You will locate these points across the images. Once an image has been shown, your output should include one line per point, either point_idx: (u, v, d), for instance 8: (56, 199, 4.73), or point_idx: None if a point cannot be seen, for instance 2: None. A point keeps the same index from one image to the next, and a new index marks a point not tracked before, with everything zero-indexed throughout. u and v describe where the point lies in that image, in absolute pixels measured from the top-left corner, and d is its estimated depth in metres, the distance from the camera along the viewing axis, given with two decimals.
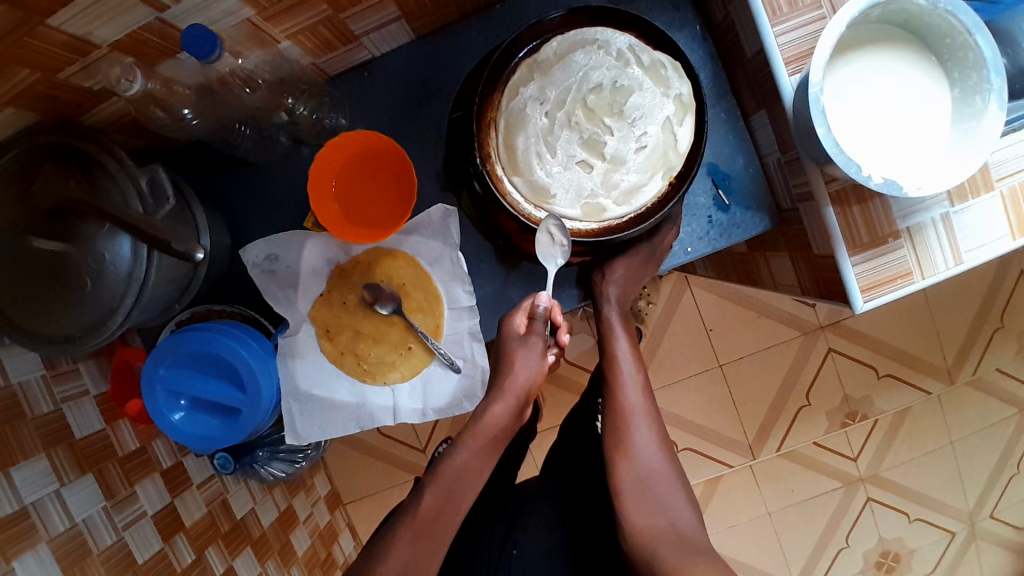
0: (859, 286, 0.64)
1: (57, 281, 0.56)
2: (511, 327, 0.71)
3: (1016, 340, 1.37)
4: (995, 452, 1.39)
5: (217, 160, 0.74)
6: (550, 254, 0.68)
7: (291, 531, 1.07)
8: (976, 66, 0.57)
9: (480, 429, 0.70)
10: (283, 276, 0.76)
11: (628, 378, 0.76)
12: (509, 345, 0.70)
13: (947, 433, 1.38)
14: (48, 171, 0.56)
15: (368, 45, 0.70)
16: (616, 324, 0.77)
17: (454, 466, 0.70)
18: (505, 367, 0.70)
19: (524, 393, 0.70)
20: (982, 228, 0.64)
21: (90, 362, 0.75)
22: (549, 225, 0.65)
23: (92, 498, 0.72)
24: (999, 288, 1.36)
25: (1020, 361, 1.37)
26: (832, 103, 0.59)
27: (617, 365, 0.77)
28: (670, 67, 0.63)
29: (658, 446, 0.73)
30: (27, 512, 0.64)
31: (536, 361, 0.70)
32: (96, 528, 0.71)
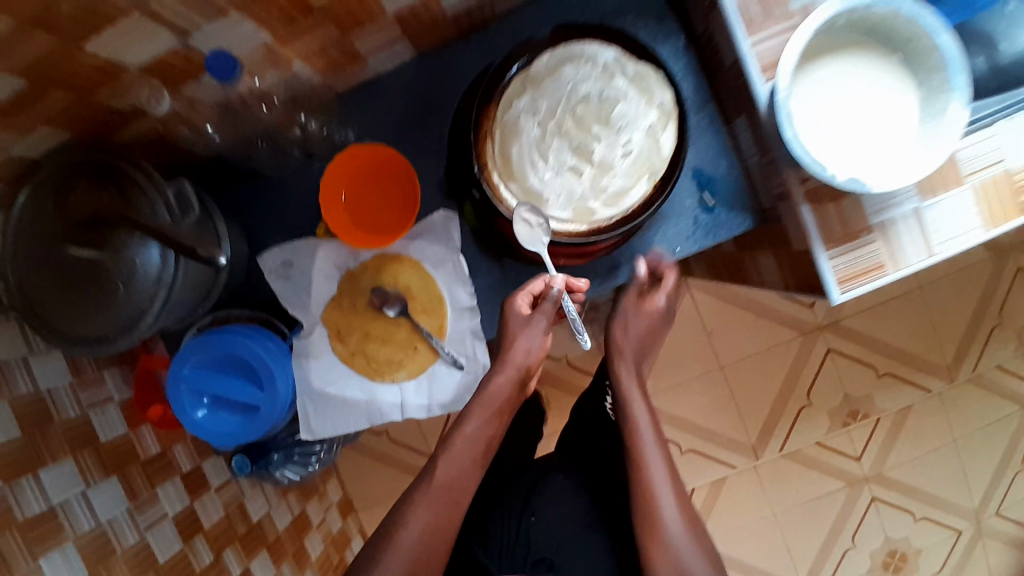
0: (836, 278, 0.68)
1: (93, 285, 0.61)
2: (515, 307, 0.71)
3: (1016, 336, 1.39)
4: (1000, 449, 1.41)
5: (232, 174, 0.79)
6: (532, 238, 0.69)
7: (305, 536, 1.13)
8: (940, 68, 0.61)
9: (486, 403, 0.70)
10: (297, 281, 0.80)
11: (653, 454, 0.70)
12: (513, 322, 0.71)
13: (950, 431, 1.40)
14: (82, 186, 0.62)
15: (373, 65, 0.76)
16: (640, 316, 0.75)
17: (464, 439, 0.70)
18: (507, 340, 0.72)
19: (526, 367, 0.72)
20: (952, 220, 0.68)
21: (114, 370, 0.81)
22: (523, 210, 0.69)
23: (116, 499, 0.77)
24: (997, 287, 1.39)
25: (1020, 358, 1.39)
26: (803, 106, 0.64)
27: (648, 467, 0.70)
28: (652, 78, 0.68)
29: (699, 550, 0.67)
30: (55, 513, 0.68)
31: (543, 338, 0.72)
32: (120, 528, 0.75)
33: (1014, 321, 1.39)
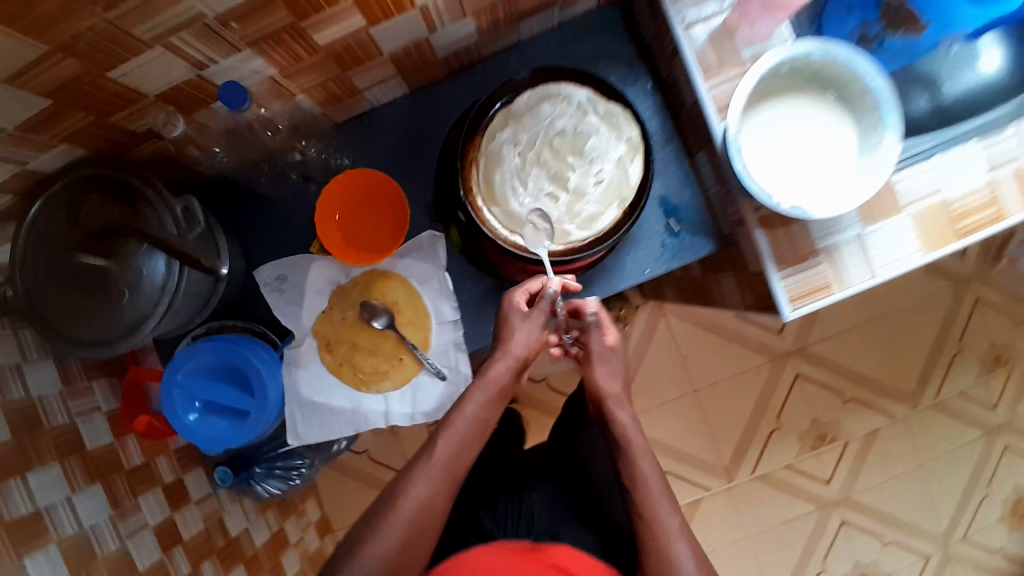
0: (788, 297, 0.75)
1: (100, 290, 0.66)
2: (514, 301, 0.75)
3: (975, 364, 1.47)
4: (964, 474, 1.47)
5: (232, 194, 0.85)
6: (538, 240, 0.76)
7: (282, 554, 1.15)
8: (873, 109, 0.69)
9: (485, 386, 0.72)
10: (290, 294, 0.85)
11: (653, 486, 0.72)
12: (510, 315, 0.74)
13: (916, 455, 1.47)
14: (96, 200, 0.67)
15: (369, 98, 0.82)
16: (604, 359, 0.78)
17: (464, 419, 0.71)
18: (504, 331, 0.74)
19: (523, 359, 0.73)
20: (890, 246, 0.76)
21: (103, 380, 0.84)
22: (531, 216, 0.76)
23: (99, 507, 0.79)
24: (955, 317, 1.48)
25: (980, 385, 1.47)
26: (753, 142, 0.71)
27: (650, 493, 0.72)
28: (622, 116, 0.76)
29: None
30: (40, 515, 0.71)
31: (537, 333, 0.74)
32: (101, 534, 0.77)
33: (972, 350, 1.47)
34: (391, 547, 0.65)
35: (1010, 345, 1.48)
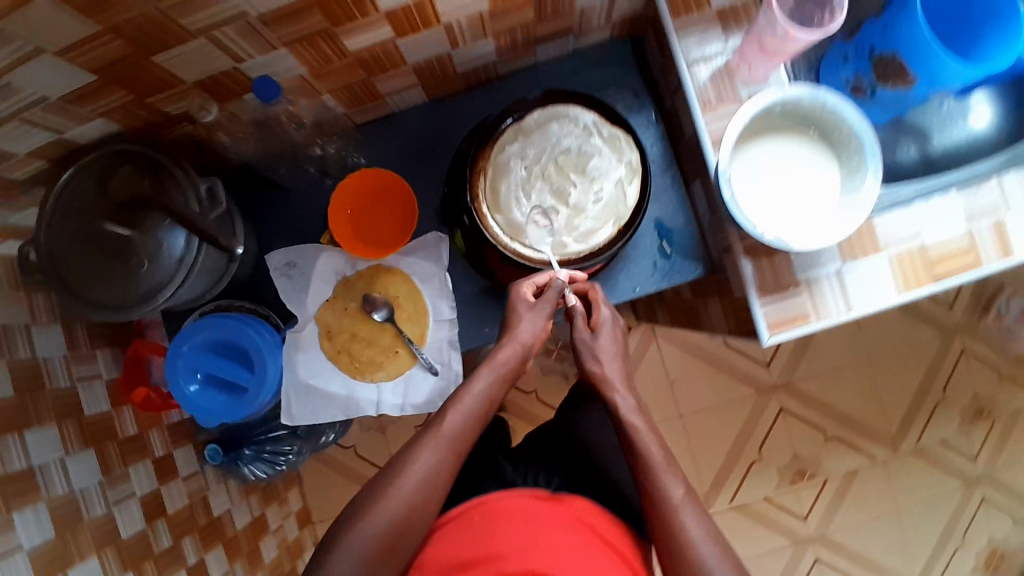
0: (767, 323, 0.79)
1: (122, 258, 0.70)
2: (521, 293, 0.78)
3: (958, 414, 1.50)
4: (940, 522, 1.49)
5: (252, 182, 0.90)
6: (541, 238, 0.81)
7: (261, 539, 1.17)
8: (857, 153, 0.74)
9: (491, 366, 0.76)
10: (297, 280, 0.89)
11: (659, 467, 0.74)
12: (518, 306, 0.77)
13: (894, 499, 1.49)
14: (127, 173, 0.71)
15: (390, 103, 0.87)
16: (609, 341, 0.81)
17: (467, 404, 0.74)
18: (512, 319, 0.78)
19: (530, 345, 0.78)
20: (869, 283, 0.80)
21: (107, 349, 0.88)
22: (534, 216, 0.81)
23: (91, 472, 0.82)
24: (942, 365, 1.51)
25: (961, 435, 1.49)
26: (744, 174, 0.76)
27: (654, 469, 0.74)
28: (624, 140, 0.81)
29: (714, 542, 0.70)
30: (32, 472, 0.74)
31: (544, 322, 0.78)
32: (90, 497, 0.80)
33: (956, 399, 1.50)
34: (397, 512, 0.68)
35: (994, 398, 1.50)
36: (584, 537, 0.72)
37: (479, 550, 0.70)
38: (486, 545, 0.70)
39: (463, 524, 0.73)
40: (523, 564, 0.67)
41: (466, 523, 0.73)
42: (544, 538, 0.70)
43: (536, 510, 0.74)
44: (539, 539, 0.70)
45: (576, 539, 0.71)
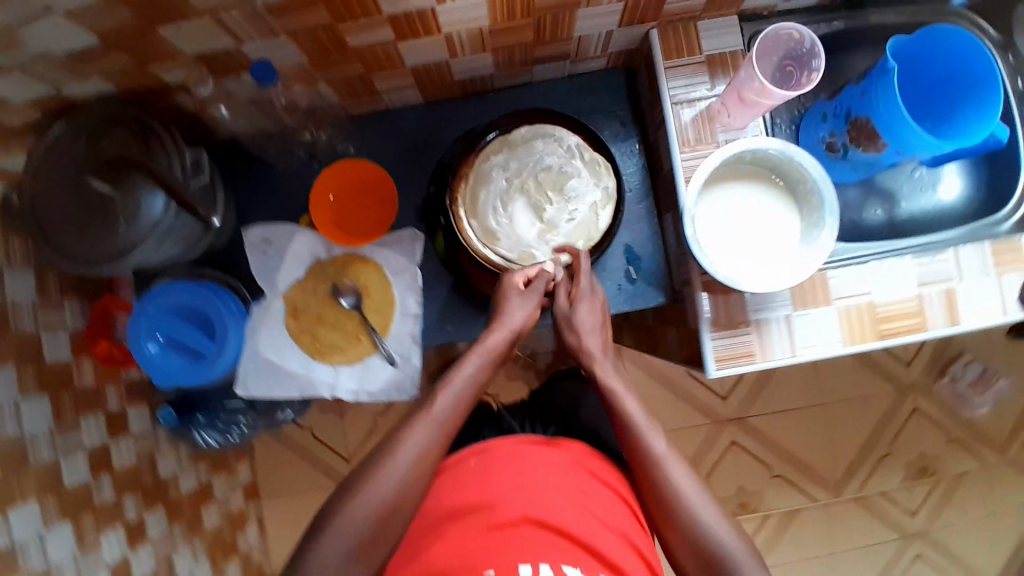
0: (714, 356, 0.83)
1: (99, 214, 0.72)
2: (512, 281, 0.79)
3: (902, 469, 1.55)
4: (870, 570, 1.55)
5: (240, 157, 0.92)
6: (514, 237, 0.84)
7: (204, 507, 1.18)
8: (816, 208, 0.78)
9: (481, 352, 0.77)
10: (270, 256, 0.91)
11: (645, 427, 0.75)
12: (508, 293, 0.79)
13: (830, 543, 1.54)
14: (118, 133, 0.74)
15: (386, 99, 0.90)
16: (587, 315, 0.80)
17: (452, 388, 0.74)
18: (502, 305, 0.79)
19: (518, 333, 0.78)
20: (816, 331, 0.84)
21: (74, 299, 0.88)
22: (507, 215, 0.84)
23: (43, 418, 0.83)
24: (894, 419, 1.56)
25: (902, 489, 1.55)
26: (707, 215, 0.80)
27: (635, 428, 0.75)
28: (603, 166, 0.84)
29: (699, 488, 0.71)
30: None
31: (532, 311, 0.79)
32: (38, 444, 0.81)
33: (902, 455, 1.55)
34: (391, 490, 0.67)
35: (940, 458, 1.56)
36: (580, 477, 0.73)
37: (472, 498, 0.69)
38: (482, 492, 0.69)
39: (460, 472, 0.73)
40: (520, 510, 0.68)
41: (462, 469, 0.73)
42: (538, 479, 0.71)
43: (532, 453, 0.74)
44: (534, 482, 0.70)
45: (572, 478, 0.72)
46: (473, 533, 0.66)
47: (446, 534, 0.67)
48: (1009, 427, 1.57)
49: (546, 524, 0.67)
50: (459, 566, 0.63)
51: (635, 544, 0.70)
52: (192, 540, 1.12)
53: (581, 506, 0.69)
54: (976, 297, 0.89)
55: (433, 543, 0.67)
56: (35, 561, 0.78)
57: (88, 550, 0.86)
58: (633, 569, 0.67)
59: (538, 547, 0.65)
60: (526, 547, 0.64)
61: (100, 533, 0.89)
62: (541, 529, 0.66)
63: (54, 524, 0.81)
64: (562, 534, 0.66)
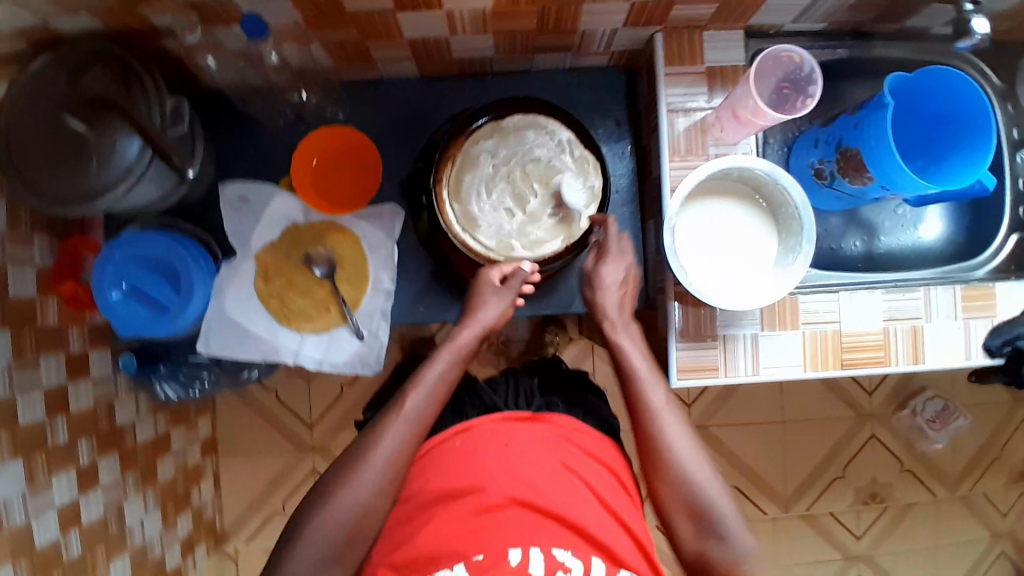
0: (678, 365, 0.84)
1: (72, 154, 0.70)
2: (488, 276, 0.81)
3: (852, 492, 1.59)
4: None
5: (227, 109, 0.89)
6: (495, 224, 0.83)
7: (159, 458, 1.18)
8: (794, 233, 0.79)
9: (452, 349, 0.78)
10: (246, 215, 0.89)
11: (650, 384, 0.76)
12: (483, 288, 0.80)
13: (774, 556, 1.57)
14: (97, 72, 0.71)
15: (381, 69, 0.88)
16: (616, 267, 0.85)
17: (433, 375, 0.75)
18: (475, 303, 0.81)
19: (490, 329, 0.81)
20: (782, 354, 0.85)
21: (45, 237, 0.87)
22: (491, 202, 0.83)
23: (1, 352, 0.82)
24: (851, 443, 1.59)
25: (850, 512, 1.59)
26: (686, 226, 0.80)
27: (636, 381, 0.77)
28: (592, 165, 0.84)
29: (693, 444, 0.74)
30: None
31: (506, 307, 0.81)
32: None
33: (854, 479, 1.59)
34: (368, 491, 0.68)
35: (890, 487, 1.60)
36: (567, 455, 0.72)
37: (463, 480, 0.68)
38: (469, 476, 0.68)
39: (443, 454, 0.72)
40: (507, 492, 0.66)
41: (447, 450, 0.72)
42: (524, 459, 0.70)
43: (516, 432, 0.73)
44: (521, 463, 0.69)
45: (560, 456, 0.72)
46: (462, 517, 0.65)
47: (433, 518, 0.66)
48: (962, 464, 1.62)
49: (534, 506, 0.66)
50: (448, 552, 0.62)
51: (626, 519, 0.70)
52: (143, 490, 1.13)
53: (573, 484, 0.69)
54: (942, 338, 0.90)
55: (422, 529, 0.66)
56: None
57: (38, 491, 0.87)
58: (625, 549, 0.67)
59: (526, 531, 0.64)
60: (517, 530, 0.64)
61: (51, 476, 0.90)
62: (531, 513, 0.65)
63: (4, 462, 0.82)
64: (551, 517, 0.65)
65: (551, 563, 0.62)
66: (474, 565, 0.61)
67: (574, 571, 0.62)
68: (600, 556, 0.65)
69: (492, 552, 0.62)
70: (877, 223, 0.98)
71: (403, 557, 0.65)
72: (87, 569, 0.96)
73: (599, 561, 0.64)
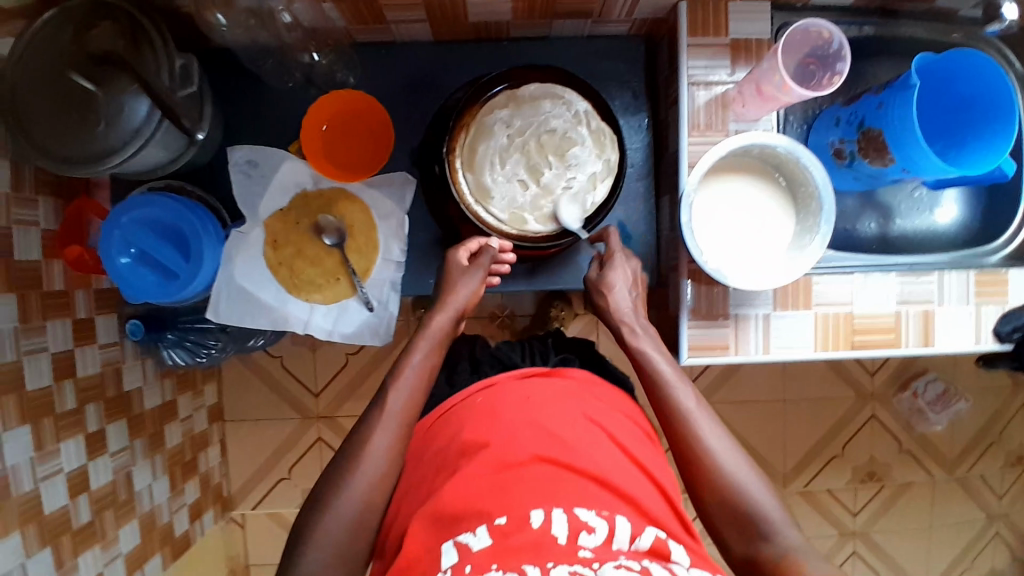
0: (689, 344, 0.83)
1: (79, 113, 0.68)
2: (456, 259, 0.80)
3: (849, 471, 1.61)
4: None
5: (235, 70, 0.87)
6: (508, 196, 0.82)
7: (167, 423, 1.20)
8: (813, 213, 0.78)
9: (427, 337, 0.77)
10: (254, 181, 0.87)
11: (676, 386, 0.75)
12: (453, 271, 0.80)
13: None
14: (104, 28, 0.69)
15: (394, 31, 0.85)
16: (624, 270, 0.85)
17: (410, 369, 0.73)
18: (448, 287, 0.80)
19: (463, 310, 0.79)
20: (792, 335, 0.85)
21: (50, 200, 0.86)
22: (504, 173, 0.82)
23: (8, 316, 0.82)
24: (850, 423, 1.61)
25: (847, 490, 1.61)
26: (704, 206, 0.78)
27: (663, 381, 0.76)
28: (609, 138, 0.82)
29: (726, 439, 0.72)
30: None
31: (477, 285, 0.79)
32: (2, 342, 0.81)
33: (852, 458, 1.61)
34: (383, 462, 0.68)
35: (887, 467, 1.62)
36: (589, 408, 0.73)
37: (482, 438, 0.67)
38: (487, 434, 0.67)
39: (465, 409, 0.73)
40: (530, 450, 0.65)
41: (468, 404, 0.73)
42: (544, 411, 0.70)
43: (535, 386, 0.74)
44: (541, 414, 0.69)
45: (581, 408, 0.72)
46: (483, 474, 0.63)
47: (457, 474, 0.64)
48: (960, 446, 1.63)
49: (556, 460, 0.64)
50: (468, 510, 0.60)
51: (647, 467, 0.69)
52: (151, 455, 1.14)
53: (597, 442, 0.68)
54: (955, 322, 0.90)
55: (444, 486, 0.64)
56: None
57: (47, 457, 0.88)
58: (654, 505, 0.65)
59: (550, 488, 0.61)
60: (543, 484, 0.62)
61: (59, 442, 0.90)
62: (554, 468, 0.64)
63: (12, 427, 0.83)
64: (574, 471, 0.64)
65: (575, 522, 0.58)
66: (496, 529, 0.58)
67: (598, 530, 0.58)
68: (628, 511, 0.62)
69: (515, 514, 0.59)
70: (894, 203, 0.96)
71: (424, 516, 0.62)
72: (97, 533, 0.98)
73: (626, 520, 0.60)
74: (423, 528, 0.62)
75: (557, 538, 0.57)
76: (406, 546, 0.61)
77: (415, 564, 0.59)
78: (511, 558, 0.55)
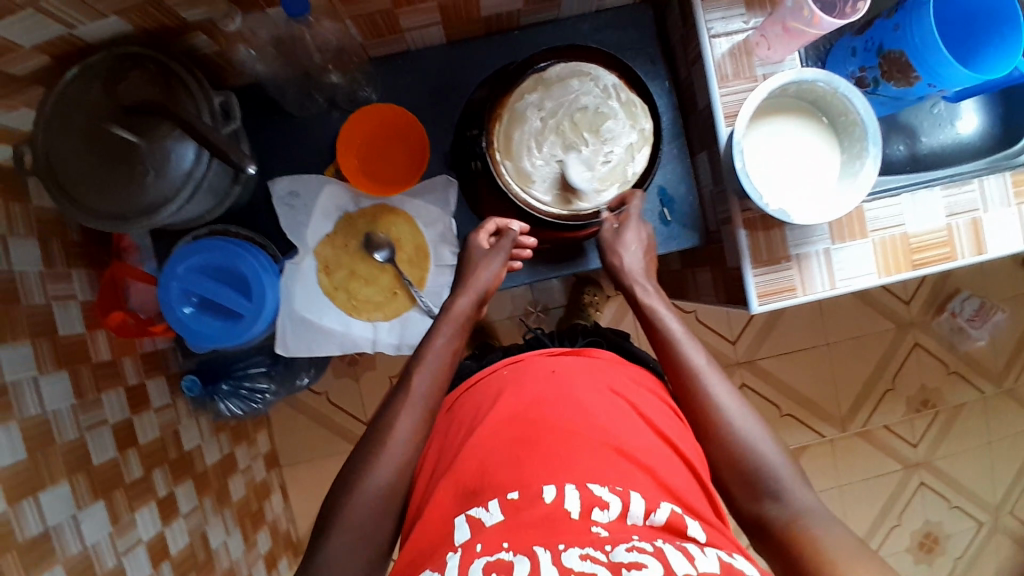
0: (757, 292, 0.84)
1: (125, 166, 0.68)
2: (475, 243, 0.83)
3: (904, 403, 1.61)
4: (880, 500, 1.62)
5: (258, 106, 0.87)
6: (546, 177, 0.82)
7: (228, 477, 1.18)
8: (860, 138, 0.78)
9: (450, 321, 0.77)
10: (298, 211, 0.87)
11: (688, 344, 0.75)
12: (473, 254, 0.82)
13: (838, 477, 1.60)
14: (133, 77, 0.69)
15: (408, 40, 0.85)
16: (638, 231, 0.83)
17: (435, 351, 0.74)
18: (469, 270, 0.81)
19: (485, 293, 0.80)
20: (854, 265, 0.86)
21: (85, 271, 0.86)
22: (539, 157, 0.82)
23: (63, 394, 0.81)
24: (896, 354, 1.61)
25: (904, 421, 1.61)
26: (750, 151, 0.79)
27: (674, 341, 0.75)
28: (640, 107, 0.83)
29: (739, 405, 0.70)
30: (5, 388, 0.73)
31: (498, 267, 0.81)
32: (61, 421, 0.80)
33: (904, 389, 1.61)
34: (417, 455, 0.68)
35: (939, 391, 1.62)
36: (613, 381, 0.72)
37: (507, 415, 0.67)
38: (521, 404, 0.68)
39: (491, 381, 0.74)
40: (563, 424, 0.64)
41: (495, 377, 0.74)
42: (574, 387, 0.69)
43: (565, 362, 0.74)
44: (567, 386, 0.69)
45: (607, 382, 0.72)
46: (505, 449, 0.63)
47: (476, 446, 0.65)
48: (1005, 359, 1.64)
49: (580, 432, 0.63)
50: (488, 484, 0.61)
51: (675, 443, 0.67)
52: (221, 511, 1.12)
53: (607, 411, 0.67)
54: (1006, 225, 0.90)
55: (461, 459, 0.64)
56: (74, 545, 0.77)
57: (124, 530, 0.86)
58: (676, 479, 0.63)
59: (565, 462, 0.60)
60: (563, 449, 0.62)
61: (133, 511, 0.89)
62: (568, 435, 0.63)
63: (86, 504, 0.81)
64: (596, 440, 0.63)
65: (588, 498, 0.57)
66: (509, 504, 0.58)
67: (612, 507, 0.56)
68: (646, 486, 0.59)
69: (528, 491, 0.58)
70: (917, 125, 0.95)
71: (448, 482, 0.63)
72: None
73: (640, 497, 0.58)
74: (447, 496, 0.62)
75: (568, 513, 0.55)
76: (431, 511, 0.61)
77: (434, 533, 0.60)
78: (524, 537, 0.53)
